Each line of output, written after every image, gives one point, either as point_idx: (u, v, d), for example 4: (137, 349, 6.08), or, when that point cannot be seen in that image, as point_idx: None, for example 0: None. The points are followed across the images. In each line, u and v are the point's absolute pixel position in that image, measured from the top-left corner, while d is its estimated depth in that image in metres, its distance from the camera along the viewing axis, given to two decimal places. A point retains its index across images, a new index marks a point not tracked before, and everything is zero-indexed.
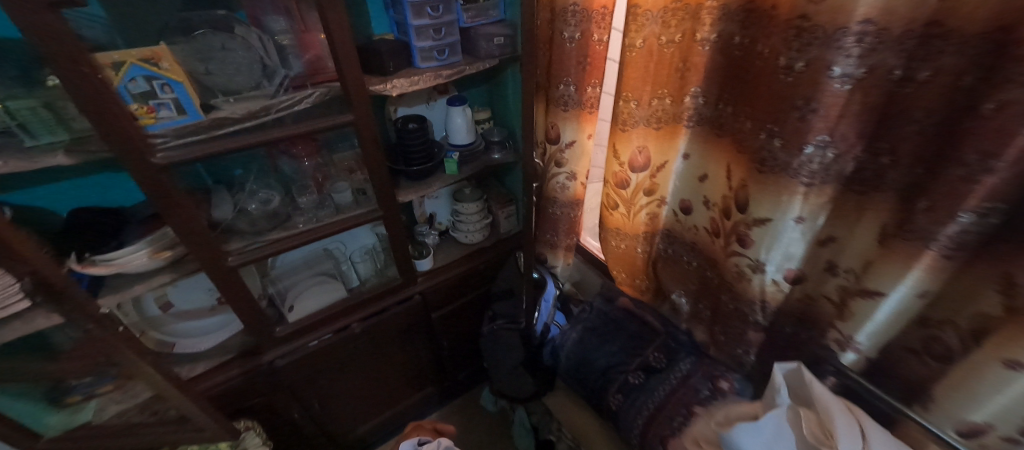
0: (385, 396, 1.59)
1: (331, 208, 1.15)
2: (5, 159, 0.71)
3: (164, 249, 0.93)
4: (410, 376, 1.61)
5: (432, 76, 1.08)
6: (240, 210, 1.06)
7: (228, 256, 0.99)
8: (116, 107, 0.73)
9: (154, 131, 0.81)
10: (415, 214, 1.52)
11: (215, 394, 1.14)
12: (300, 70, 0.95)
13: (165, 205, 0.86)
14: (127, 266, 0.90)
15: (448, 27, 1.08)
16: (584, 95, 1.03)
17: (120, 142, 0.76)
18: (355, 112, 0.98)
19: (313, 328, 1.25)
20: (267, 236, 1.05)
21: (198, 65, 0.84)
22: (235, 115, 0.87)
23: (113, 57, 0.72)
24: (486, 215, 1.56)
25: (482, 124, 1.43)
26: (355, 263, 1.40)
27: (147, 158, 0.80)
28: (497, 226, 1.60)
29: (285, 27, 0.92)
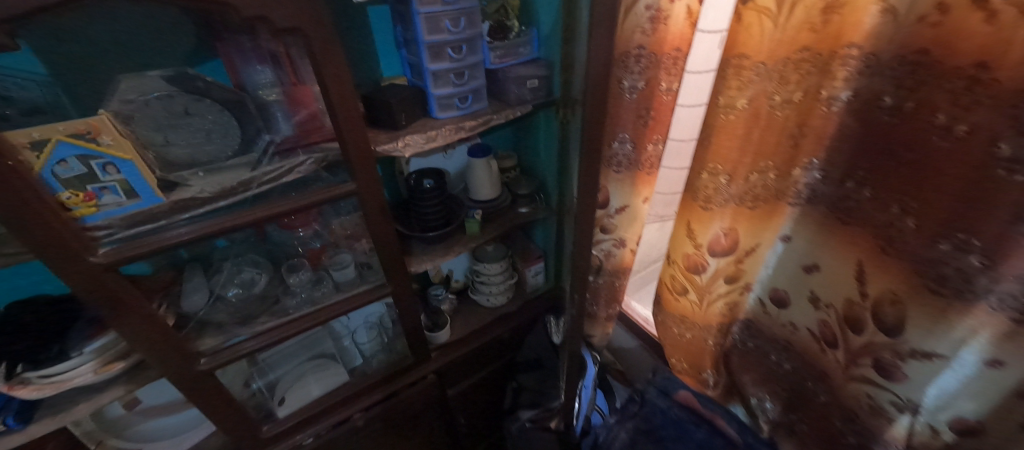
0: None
1: (329, 288, 0.95)
2: None
3: (115, 358, 0.76)
4: None
5: (453, 130, 0.88)
6: (216, 297, 0.87)
7: (200, 358, 0.80)
8: (37, 199, 0.54)
9: (93, 221, 0.61)
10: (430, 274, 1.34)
11: None
12: (288, 133, 0.75)
13: (110, 309, 0.67)
14: (70, 384, 0.72)
15: (473, 70, 0.90)
16: (643, 154, 0.83)
17: (43, 243, 0.57)
18: (358, 181, 0.79)
19: (307, 423, 1.05)
20: (249, 328, 0.85)
21: (153, 134, 0.64)
22: (204, 193, 0.68)
23: (32, 133, 0.52)
24: (511, 274, 1.36)
25: (508, 172, 1.23)
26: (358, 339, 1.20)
27: (83, 258, 0.60)
28: (522, 285, 1.40)
29: (272, 79, 0.73)
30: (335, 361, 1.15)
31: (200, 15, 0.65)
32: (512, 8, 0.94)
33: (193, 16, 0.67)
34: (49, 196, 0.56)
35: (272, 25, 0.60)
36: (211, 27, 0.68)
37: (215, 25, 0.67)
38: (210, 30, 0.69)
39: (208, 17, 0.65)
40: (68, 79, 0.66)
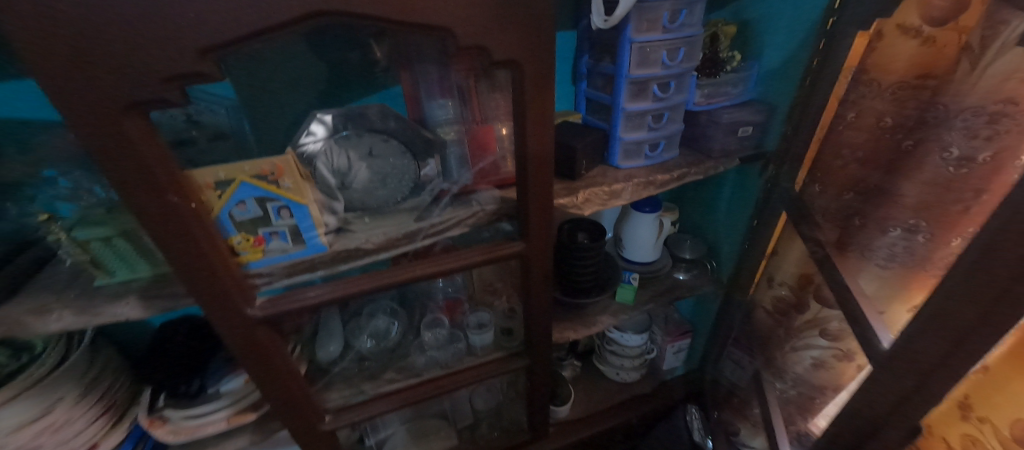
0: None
1: (461, 350, 0.80)
2: (62, 310, 0.50)
3: (249, 407, 0.68)
4: None
5: (642, 184, 0.70)
6: (348, 347, 0.77)
7: (326, 416, 0.69)
8: (214, 245, 0.49)
9: (257, 268, 0.56)
10: None
11: None
12: (464, 182, 0.63)
13: (250, 361, 0.60)
14: (201, 431, 0.66)
15: (674, 111, 0.72)
16: (940, 251, 0.52)
17: (208, 289, 0.51)
18: (529, 241, 0.64)
19: None
20: (373, 385, 0.73)
21: (332, 176, 0.57)
22: (368, 244, 0.57)
23: (217, 173, 0.48)
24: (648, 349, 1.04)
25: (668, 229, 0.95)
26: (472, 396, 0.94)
27: (242, 310, 0.55)
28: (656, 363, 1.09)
29: (454, 115, 0.63)
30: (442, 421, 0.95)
31: (358, 52, 0.64)
32: (726, 35, 0.75)
33: (348, 59, 0.65)
34: (220, 239, 0.51)
35: (487, 58, 0.48)
36: (369, 64, 0.65)
37: (373, 62, 0.65)
38: (364, 73, 0.66)
39: (367, 50, 0.63)
40: (268, 112, 0.64)
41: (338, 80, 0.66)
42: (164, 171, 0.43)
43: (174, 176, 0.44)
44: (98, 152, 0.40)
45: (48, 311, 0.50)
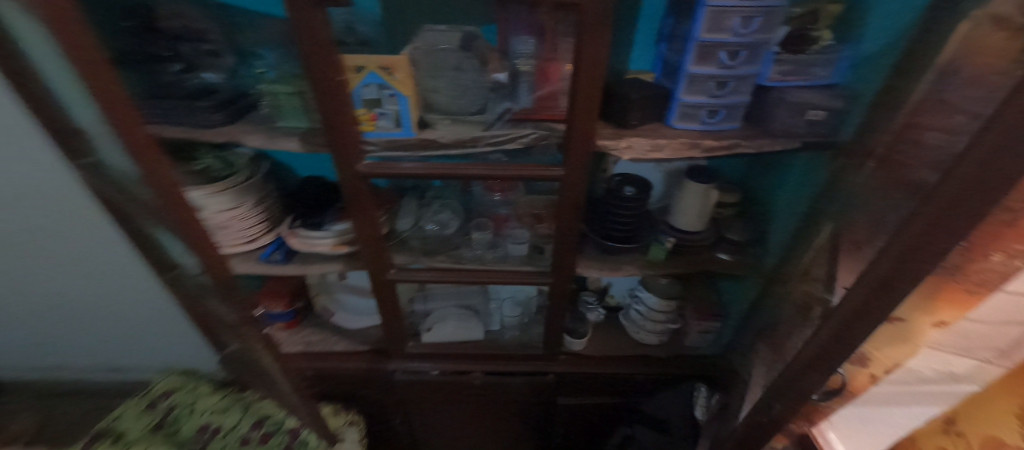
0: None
1: (501, 255, 0.96)
2: (255, 135, 0.78)
3: (347, 242, 0.93)
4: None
5: (687, 146, 0.76)
6: (417, 227, 0.98)
7: (391, 269, 0.91)
8: (346, 112, 0.70)
9: (368, 137, 0.77)
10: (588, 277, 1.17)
11: (330, 375, 1.08)
12: (526, 106, 0.78)
13: (353, 208, 0.82)
14: (313, 249, 0.93)
15: (741, 82, 0.74)
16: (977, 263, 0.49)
17: (337, 143, 0.73)
18: (567, 168, 0.76)
19: (440, 359, 1.06)
20: (428, 259, 0.94)
21: (429, 81, 0.77)
22: (443, 138, 0.76)
23: (358, 60, 0.69)
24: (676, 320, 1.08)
25: (721, 209, 0.97)
26: (504, 305, 1.11)
27: (352, 164, 0.76)
28: (681, 336, 1.10)
29: (531, 51, 0.75)
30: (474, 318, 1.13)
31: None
32: (829, 14, 0.73)
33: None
34: (350, 111, 0.71)
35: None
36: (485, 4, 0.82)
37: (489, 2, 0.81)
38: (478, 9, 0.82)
39: None
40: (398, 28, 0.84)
41: (454, 10, 0.83)
42: (328, 51, 0.63)
43: (330, 57, 0.64)
44: (302, 37, 0.61)
45: (248, 134, 0.78)
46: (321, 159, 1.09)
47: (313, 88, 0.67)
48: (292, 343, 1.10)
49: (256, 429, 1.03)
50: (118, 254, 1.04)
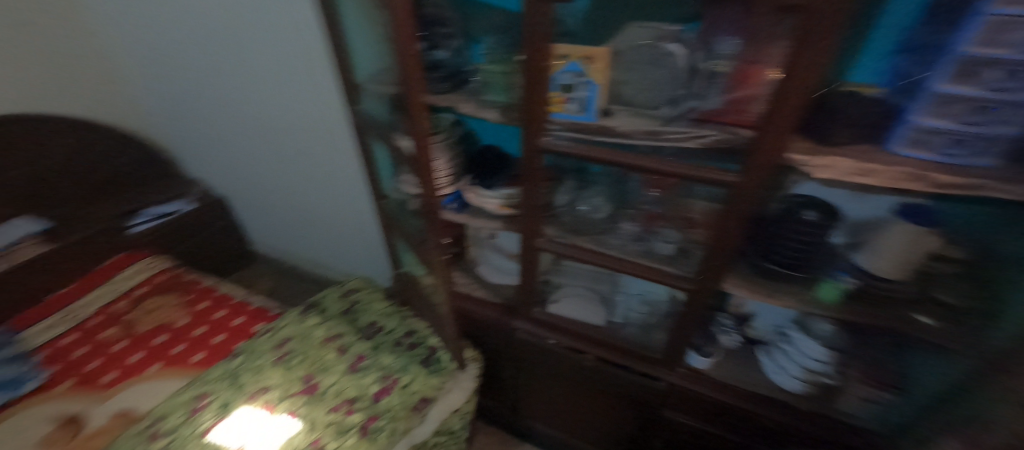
0: (564, 440, 1.41)
1: (646, 250, 0.96)
2: (463, 103, 0.93)
3: (511, 205, 1.05)
4: (603, 440, 1.31)
5: (910, 177, 0.63)
6: (570, 206, 1.04)
7: (540, 238, 0.99)
8: (542, 93, 0.78)
9: (555, 118, 0.83)
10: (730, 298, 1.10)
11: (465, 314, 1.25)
12: (714, 107, 0.75)
13: (525, 177, 0.91)
14: (483, 205, 1.08)
15: (1015, 109, 0.58)
16: None
17: (529, 118, 0.82)
18: (743, 176, 0.70)
19: (560, 331, 1.12)
20: (574, 237, 0.99)
21: (623, 73, 0.81)
22: (622, 128, 0.79)
23: (565, 50, 0.79)
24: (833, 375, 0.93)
25: (943, 263, 0.76)
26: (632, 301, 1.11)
27: (535, 139, 0.84)
28: (834, 395, 0.94)
29: (734, 51, 0.71)
30: (600, 304, 1.16)
31: None
32: None
33: None
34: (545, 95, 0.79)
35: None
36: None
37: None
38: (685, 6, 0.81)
39: None
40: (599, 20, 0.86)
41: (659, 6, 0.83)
42: (543, 38, 0.71)
43: (542, 43, 0.71)
44: (527, 27, 0.70)
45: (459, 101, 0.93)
46: (506, 130, 1.21)
47: (525, 70, 0.76)
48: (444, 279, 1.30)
49: (408, 337, 1.26)
50: (354, 162, 1.56)
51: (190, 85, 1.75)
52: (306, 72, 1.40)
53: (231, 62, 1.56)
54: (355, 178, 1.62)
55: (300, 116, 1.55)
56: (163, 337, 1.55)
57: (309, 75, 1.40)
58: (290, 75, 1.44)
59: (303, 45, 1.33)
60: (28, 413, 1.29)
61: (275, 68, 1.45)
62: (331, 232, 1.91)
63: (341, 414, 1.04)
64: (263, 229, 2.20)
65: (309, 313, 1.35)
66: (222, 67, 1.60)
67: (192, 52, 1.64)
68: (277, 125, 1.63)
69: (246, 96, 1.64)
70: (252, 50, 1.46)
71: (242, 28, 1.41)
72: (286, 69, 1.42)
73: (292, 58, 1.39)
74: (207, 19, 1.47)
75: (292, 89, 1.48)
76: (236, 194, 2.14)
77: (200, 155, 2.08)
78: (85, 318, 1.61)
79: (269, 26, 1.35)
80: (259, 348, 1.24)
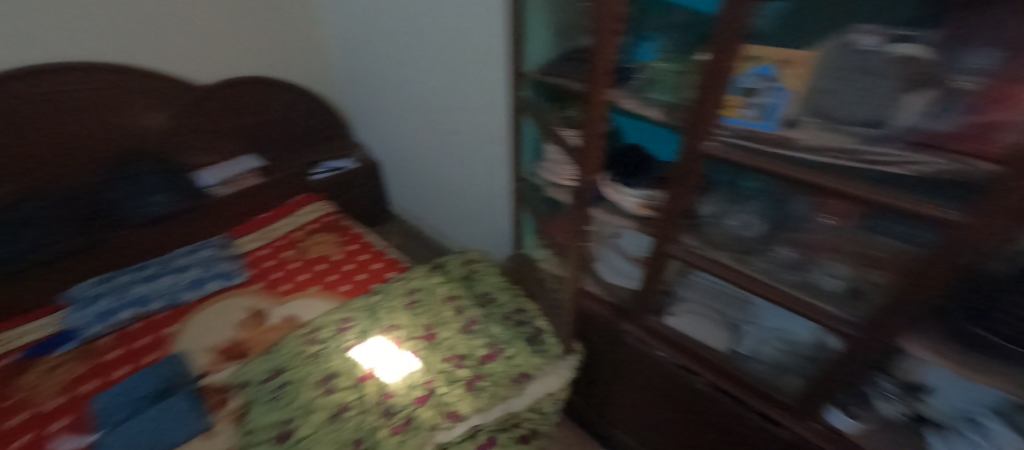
0: None
1: (803, 283, 0.85)
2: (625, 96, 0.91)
3: (650, 207, 1.00)
4: None
5: None
6: (716, 220, 0.97)
7: (677, 245, 0.95)
8: (720, 95, 0.74)
9: (726, 122, 0.79)
10: (901, 360, 0.84)
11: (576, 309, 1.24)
12: (946, 130, 0.59)
13: (674, 180, 0.88)
14: (620, 202, 1.04)
15: None
16: None
17: (697, 119, 0.78)
18: (967, 219, 0.56)
19: (676, 347, 1.07)
20: (715, 251, 0.93)
21: (826, 80, 0.69)
22: (810, 142, 0.70)
23: (757, 51, 0.74)
24: None
25: None
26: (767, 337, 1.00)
27: (696, 141, 0.80)
28: None
29: (993, 63, 0.55)
30: (726, 329, 1.07)
31: None
32: None
33: None
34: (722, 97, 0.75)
35: None
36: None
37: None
38: None
39: None
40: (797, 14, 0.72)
41: None
42: (737, 37, 0.67)
43: (733, 42, 0.67)
44: (721, 26, 0.67)
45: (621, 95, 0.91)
46: (659, 130, 1.12)
47: (706, 70, 0.73)
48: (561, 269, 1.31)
49: (518, 314, 1.32)
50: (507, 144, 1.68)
51: (382, 64, 2.08)
52: (476, 60, 1.58)
53: (419, 46, 1.80)
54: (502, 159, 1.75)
55: (462, 99, 1.75)
56: (322, 266, 1.90)
57: (479, 62, 1.58)
58: (468, 61, 1.62)
59: (487, 34, 1.48)
60: (233, 300, 1.72)
61: (450, 55, 1.66)
62: (469, 205, 2.11)
63: (451, 366, 1.14)
64: (410, 195, 2.53)
65: (435, 272, 1.51)
66: (411, 49, 1.85)
67: (390, 37, 1.93)
68: (447, 104, 1.84)
69: (421, 77, 1.90)
70: (435, 38, 1.69)
71: (437, 19, 1.63)
72: (460, 56, 1.62)
73: (474, 45, 1.55)
74: (406, 10, 1.75)
75: (460, 75, 1.68)
76: (395, 159, 2.47)
77: (375, 122, 2.44)
78: (274, 238, 2.05)
79: (454, 17, 1.55)
80: (393, 291, 1.44)
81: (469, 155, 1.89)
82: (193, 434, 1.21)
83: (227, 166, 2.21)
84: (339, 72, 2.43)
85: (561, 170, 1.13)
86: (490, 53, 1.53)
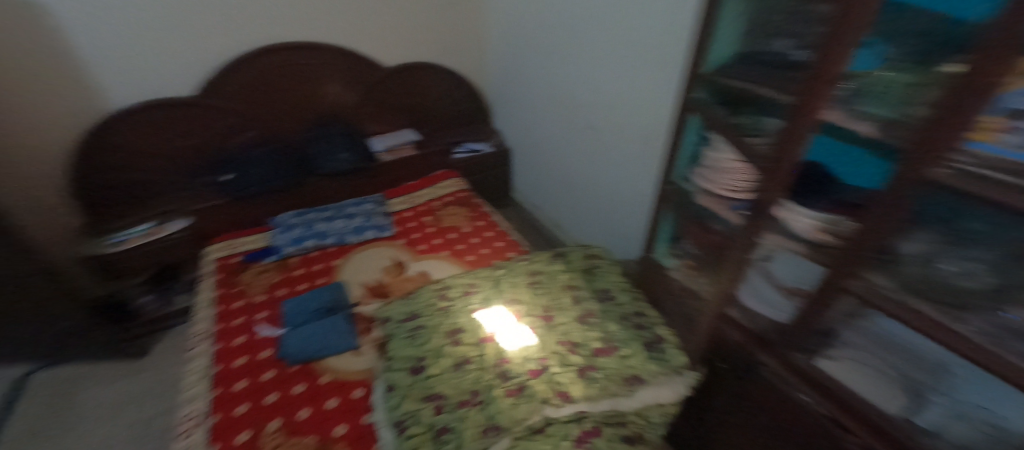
0: None
1: None
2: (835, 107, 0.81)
3: (831, 233, 0.85)
4: None
5: None
6: (919, 260, 0.77)
7: (860, 282, 0.79)
8: (971, 115, 0.60)
9: (973, 147, 0.64)
10: None
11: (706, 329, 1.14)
12: None
13: (877, 207, 0.74)
14: (790, 223, 0.89)
15: None
16: None
17: (931, 138, 0.65)
18: None
19: (827, 396, 0.93)
20: (912, 298, 0.75)
21: None
22: None
23: None
24: None
25: None
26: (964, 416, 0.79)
27: (926, 166, 0.66)
28: None
29: None
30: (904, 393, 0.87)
31: None
32: None
33: None
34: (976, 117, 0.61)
35: None
36: None
37: None
38: None
39: None
40: None
41: None
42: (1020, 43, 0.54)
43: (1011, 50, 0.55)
44: (998, 31, 0.55)
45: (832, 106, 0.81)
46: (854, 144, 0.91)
47: (955, 83, 0.61)
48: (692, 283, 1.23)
49: (637, 317, 1.30)
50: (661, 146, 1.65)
51: (542, 58, 2.18)
52: (643, 62, 1.60)
53: (585, 43, 1.85)
54: (651, 160, 1.72)
55: (618, 97, 1.77)
56: (452, 235, 2.12)
57: (645, 64, 1.59)
58: (637, 60, 1.63)
59: (667, 34, 1.47)
60: (382, 248, 2.02)
61: (616, 54, 1.70)
62: (601, 203, 2.11)
63: (566, 349, 1.19)
64: (538, 185, 2.65)
65: (557, 260, 1.56)
66: (576, 46, 1.91)
67: (556, 32, 2.02)
68: (602, 101, 1.87)
69: (576, 74, 1.97)
70: (603, 38, 1.75)
71: (613, 18, 1.66)
72: (626, 56, 1.65)
73: (649, 44, 1.56)
74: (577, 9, 1.84)
75: (621, 75, 1.71)
76: (533, 148, 2.58)
77: (521, 112, 2.57)
78: (417, 204, 2.35)
79: (629, 18, 1.59)
80: (517, 269, 1.54)
81: (615, 153, 1.89)
82: (344, 349, 1.44)
83: (392, 137, 2.58)
84: (498, 63, 2.62)
85: (735, 182, 1.03)
86: (663, 53, 1.52)
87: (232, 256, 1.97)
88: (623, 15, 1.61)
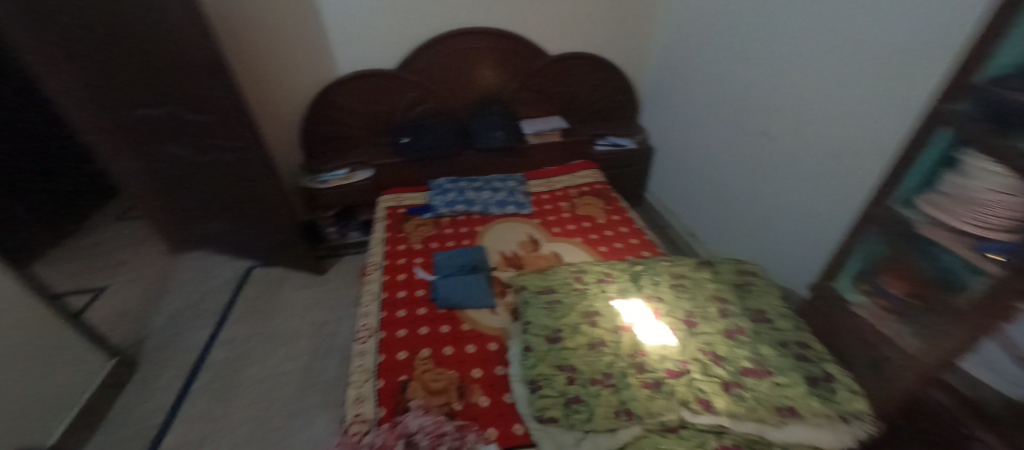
0: None
1: None
2: None
3: None
4: None
5: None
6: None
7: None
8: None
9: None
10: None
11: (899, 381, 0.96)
12: None
13: None
14: None
15: None
16: None
17: None
18: None
19: None
20: None
21: None
22: None
23: None
24: None
25: None
26: None
27: None
28: None
29: None
30: None
31: None
32: None
33: None
34: None
35: None
36: None
37: None
38: None
39: None
40: None
41: None
42: None
43: None
44: None
45: None
46: None
47: None
48: (883, 325, 1.04)
49: (800, 347, 1.16)
50: (872, 165, 1.41)
51: (724, 55, 2.02)
52: (864, 70, 1.40)
53: (790, 41, 1.66)
54: (853, 180, 1.49)
55: (821, 105, 1.56)
56: (587, 224, 2.13)
57: (869, 71, 1.39)
58: (862, 63, 1.41)
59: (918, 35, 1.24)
60: (518, 224, 2.14)
61: (828, 58, 1.51)
62: (763, 218, 1.90)
63: (709, 359, 1.13)
64: (682, 188, 2.49)
65: (704, 267, 1.47)
66: (775, 43, 1.73)
67: (750, 28, 1.85)
68: (797, 106, 1.66)
69: (764, 77, 1.80)
70: (811, 40, 1.58)
71: (839, 14, 1.46)
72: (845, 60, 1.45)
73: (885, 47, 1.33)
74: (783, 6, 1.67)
75: (832, 79, 1.51)
76: (684, 149, 2.43)
77: (679, 110, 2.43)
78: (555, 189, 2.41)
79: (858, 19, 1.40)
80: (659, 268, 1.49)
81: (799, 167, 1.68)
82: (482, 306, 1.58)
83: (541, 122, 2.67)
84: (666, 57, 2.51)
85: (991, 211, 0.84)
86: (905, 58, 1.29)
87: (399, 207, 2.29)
88: (850, 15, 1.43)
